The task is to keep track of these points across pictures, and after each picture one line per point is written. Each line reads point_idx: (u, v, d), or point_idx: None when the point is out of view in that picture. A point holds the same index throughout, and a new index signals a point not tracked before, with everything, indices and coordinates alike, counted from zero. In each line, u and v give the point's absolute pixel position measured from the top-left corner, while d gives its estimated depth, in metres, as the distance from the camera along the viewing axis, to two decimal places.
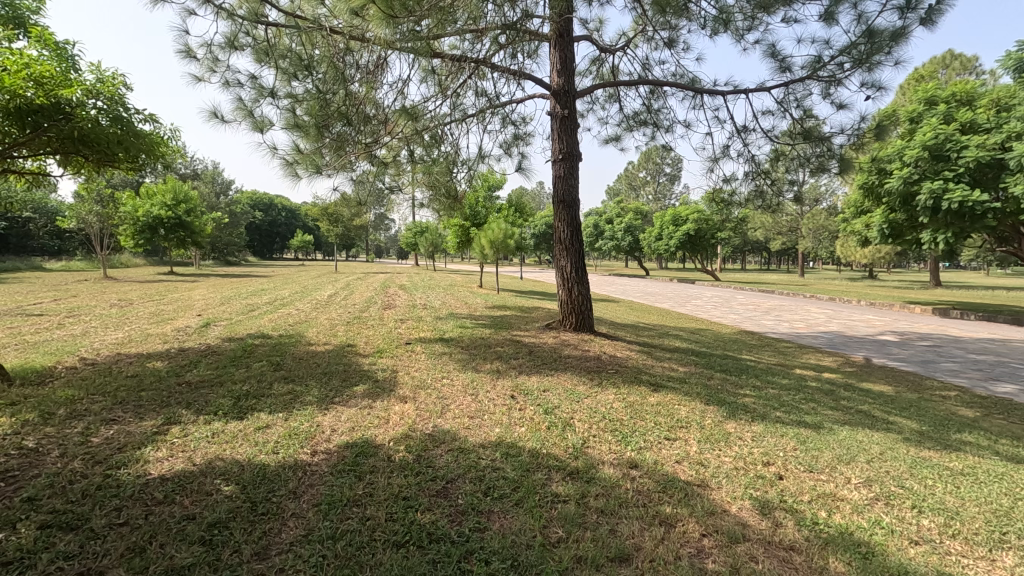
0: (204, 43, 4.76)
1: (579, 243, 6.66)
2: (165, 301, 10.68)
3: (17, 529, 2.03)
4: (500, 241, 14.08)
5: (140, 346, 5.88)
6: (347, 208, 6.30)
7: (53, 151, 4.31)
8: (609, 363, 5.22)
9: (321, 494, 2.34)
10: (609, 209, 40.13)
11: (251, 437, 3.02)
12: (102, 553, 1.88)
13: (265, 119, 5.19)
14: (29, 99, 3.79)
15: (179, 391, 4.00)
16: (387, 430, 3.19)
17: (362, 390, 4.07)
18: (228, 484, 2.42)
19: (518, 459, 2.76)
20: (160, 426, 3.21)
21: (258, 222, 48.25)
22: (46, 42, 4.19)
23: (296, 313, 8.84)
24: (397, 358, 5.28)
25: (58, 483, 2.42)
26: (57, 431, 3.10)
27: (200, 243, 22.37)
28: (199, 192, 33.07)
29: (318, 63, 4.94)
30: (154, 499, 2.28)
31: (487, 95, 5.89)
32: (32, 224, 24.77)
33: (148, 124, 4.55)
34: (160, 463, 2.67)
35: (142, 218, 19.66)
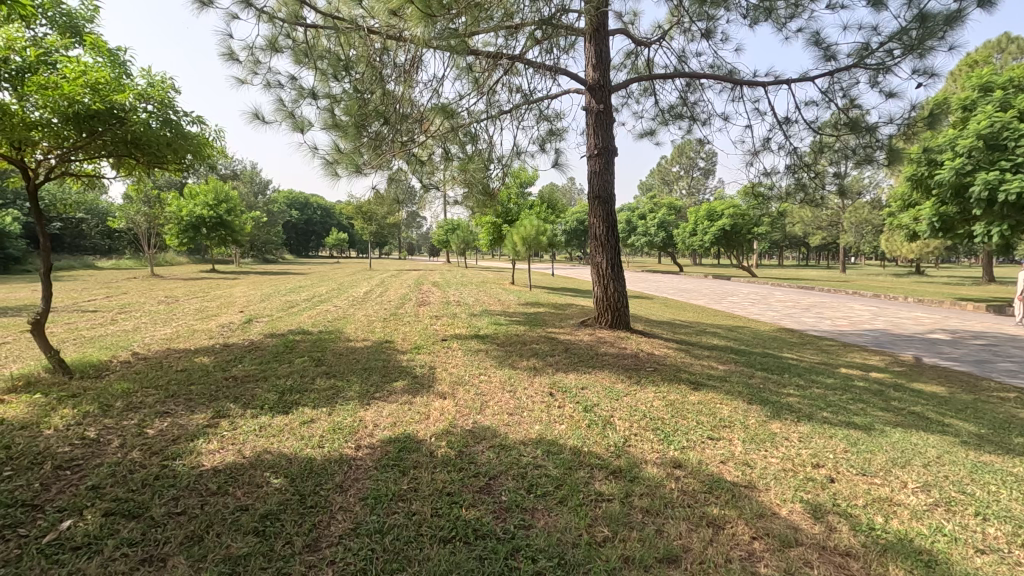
0: (247, 46, 4.88)
1: (615, 238, 6.58)
2: (209, 298, 11.03)
3: (84, 515, 2.13)
4: (533, 237, 14.07)
5: (187, 341, 6.10)
6: (384, 206, 6.39)
7: (108, 154, 4.49)
8: (647, 361, 5.15)
9: (367, 488, 2.38)
10: (642, 204, 39.60)
11: (297, 431, 3.09)
12: (163, 541, 1.96)
13: (305, 119, 5.30)
14: (86, 105, 3.94)
15: (226, 385, 4.13)
16: (428, 425, 3.23)
17: (402, 386, 4.12)
18: (278, 477, 2.48)
19: (560, 457, 2.74)
20: (210, 420, 3.32)
21: (295, 221, 49.50)
22: (101, 50, 4.37)
23: (334, 309, 9.04)
24: (434, 354, 5.34)
25: (119, 472, 2.53)
26: (116, 423, 3.24)
27: (240, 242, 23.09)
28: (239, 192, 34.17)
29: (356, 63, 5.04)
30: (209, 490, 2.36)
31: (521, 91, 5.86)
32: (85, 225, 26.01)
33: (195, 126, 4.70)
34: (212, 455, 2.76)
35: (187, 217, 20.41)
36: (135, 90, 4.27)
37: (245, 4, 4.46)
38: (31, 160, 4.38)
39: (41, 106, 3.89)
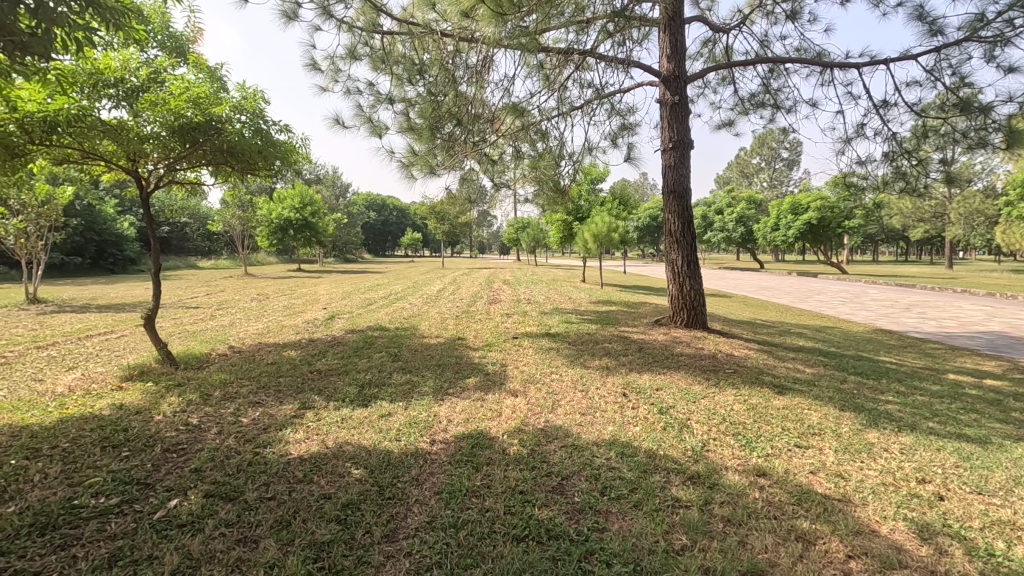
0: (328, 55, 5.14)
1: (691, 235, 6.34)
2: (296, 296, 11.74)
3: (189, 495, 2.33)
4: (605, 234, 13.86)
5: (276, 336, 6.51)
6: (455, 206, 6.51)
7: (208, 162, 4.88)
8: (726, 362, 4.92)
9: (442, 483, 2.42)
10: (718, 198, 37.96)
11: (376, 424, 3.21)
12: (255, 523, 2.09)
13: (381, 123, 5.49)
14: (189, 118, 4.31)
15: (311, 378, 4.37)
16: (500, 422, 3.25)
17: (474, 382, 4.18)
18: (358, 468, 2.59)
19: (634, 460, 2.67)
20: (297, 410, 3.52)
21: (373, 222, 51.78)
22: (202, 67, 4.75)
23: (409, 307, 9.33)
24: (506, 352, 5.38)
25: (217, 457, 2.73)
26: (215, 411, 3.51)
27: (323, 242, 24.42)
28: (322, 195, 36.31)
29: (430, 67, 5.15)
30: (296, 477, 2.50)
31: (593, 85, 5.77)
32: (189, 228, 28.53)
33: (283, 134, 5.00)
34: (299, 444, 2.92)
35: (275, 220, 21.89)
36: (231, 103, 4.61)
37: (327, 15, 4.69)
38: (143, 171, 4.83)
39: (151, 121, 4.28)
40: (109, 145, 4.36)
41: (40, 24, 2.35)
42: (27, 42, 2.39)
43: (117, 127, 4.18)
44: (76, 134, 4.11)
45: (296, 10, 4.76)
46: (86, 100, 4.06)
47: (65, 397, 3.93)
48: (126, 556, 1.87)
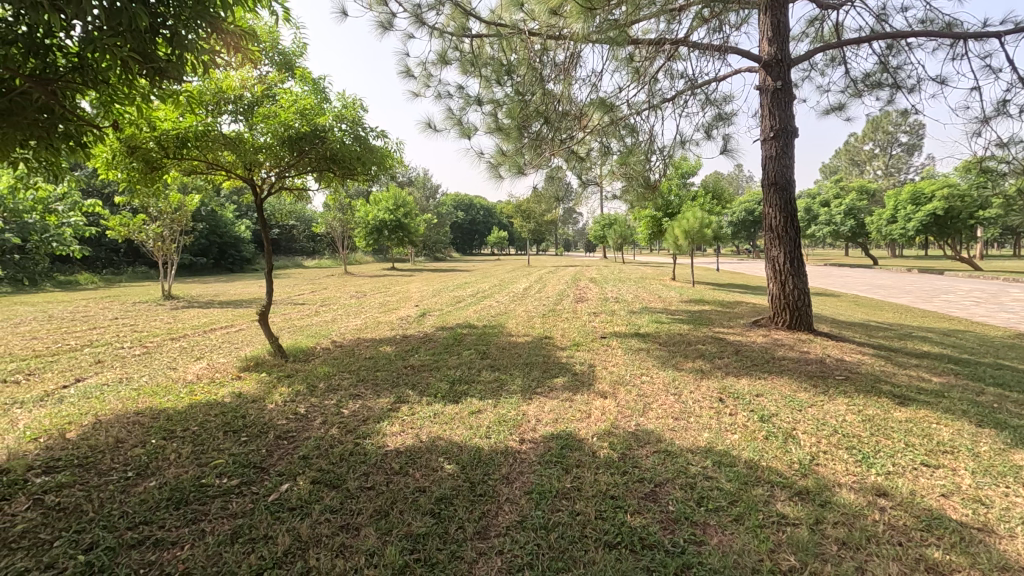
0: (421, 62, 5.33)
1: (794, 230, 5.91)
2: (390, 294, 12.31)
3: (298, 480, 2.51)
4: (697, 231, 13.26)
5: (374, 332, 6.88)
6: (542, 205, 6.50)
7: (313, 169, 5.23)
8: (836, 368, 4.52)
9: (532, 483, 2.43)
10: (825, 189, 35.06)
11: (467, 420, 3.28)
12: (357, 511, 2.20)
13: (470, 125, 5.60)
14: (297, 129, 4.65)
15: (405, 373, 4.56)
16: (589, 424, 3.20)
17: (562, 382, 4.15)
18: (450, 463, 2.65)
19: (733, 470, 2.52)
20: (392, 404, 3.68)
21: (461, 222, 53.25)
22: (308, 80, 5.09)
23: (497, 305, 9.49)
24: (593, 352, 5.30)
25: (322, 446, 2.92)
26: (320, 402, 3.76)
27: (415, 242, 25.43)
28: (414, 196, 37.92)
29: (517, 67, 5.18)
30: (393, 469, 2.61)
31: (686, 75, 5.52)
32: (296, 231, 30.90)
33: (380, 140, 5.25)
34: (395, 437, 3.05)
35: (371, 221, 23.11)
36: (333, 112, 4.90)
37: (420, 24, 4.86)
38: (258, 179, 5.28)
39: (264, 133, 4.66)
40: (229, 156, 4.80)
41: (174, 50, 2.62)
42: (164, 67, 2.69)
43: (236, 140, 4.59)
44: (202, 147, 4.56)
45: (391, 20, 4.97)
46: (210, 117, 4.50)
47: (194, 384, 4.39)
48: (245, 533, 2.04)
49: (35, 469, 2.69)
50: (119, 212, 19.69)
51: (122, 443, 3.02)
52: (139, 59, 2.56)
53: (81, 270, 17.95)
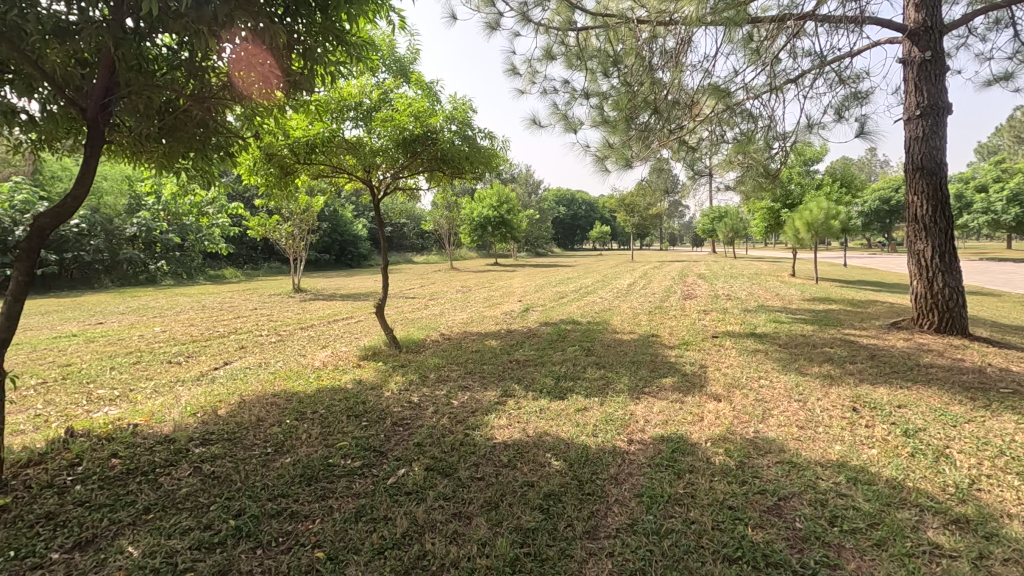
0: (526, 59, 5.37)
1: (945, 220, 5.21)
2: (493, 289, 12.59)
3: (413, 466, 2.64)
4: (823, 223, 12.13)
5: (480, 326, 7.08)
6: (649, 198, 6.29)
7: (424, 169, 5.47)
8: (1000, 379, 3.91)
9: (642, 485, 2.35)
10: (982, 172, 30.52)
11: (572, 417, 3.26)
12: (469, 500, 2.27)
13: (576, 119, 5.55)
14: (411, 131, 4.89)
15: (511, 367, 4.63)
16: (702, 428, 3.05)
17: (672, 383, 3.99)
18: (558, 460, 2.65)
19: (872, 489, 2.27)
20: (499, 397, 3.75)
21: (563, 217, 53.22)
22: (421, 83, 5.32)
23: (600, 301, 9.36)
24: (705, 351, 5.05)
25: (435, 434, 3.04)
26: (431, 392, 3.94)
27: (518, 238, 25.82)
28: (517, 192, 38.58)
29: (624, 57, 5.04)
30: (501, 462, 2.66)
31: (813, 53, 5.05)
32: (407, 229, 32.68)
33: (487, 139, 5.36)
34: (503, 430, 3.11)
35: (476, 218, 23.80)
36: (443, 114, 5.08)
37: (526, 21, 4.89)
38: (375, 180, 5.62)
39: (381, 136, 4.96)
40: (351, 159, 5.16)
41: (305, 64, 2.85)
42: (297, 79, 2.93)
43: (357, 144, 4.94)
44: (327, 153, 4.96)
45: (498, 19, 5.04)
46: (334, 124, 4.86)
47: (321, 370, 4.80)
48: (368, 513, 2.18)
49: (194, 439, 3.08)
50: (257, 213, 22.06)
51: (262, 421, 3.37)
52: (257, 77, 2.88)
53: (227, 266, 20.32)
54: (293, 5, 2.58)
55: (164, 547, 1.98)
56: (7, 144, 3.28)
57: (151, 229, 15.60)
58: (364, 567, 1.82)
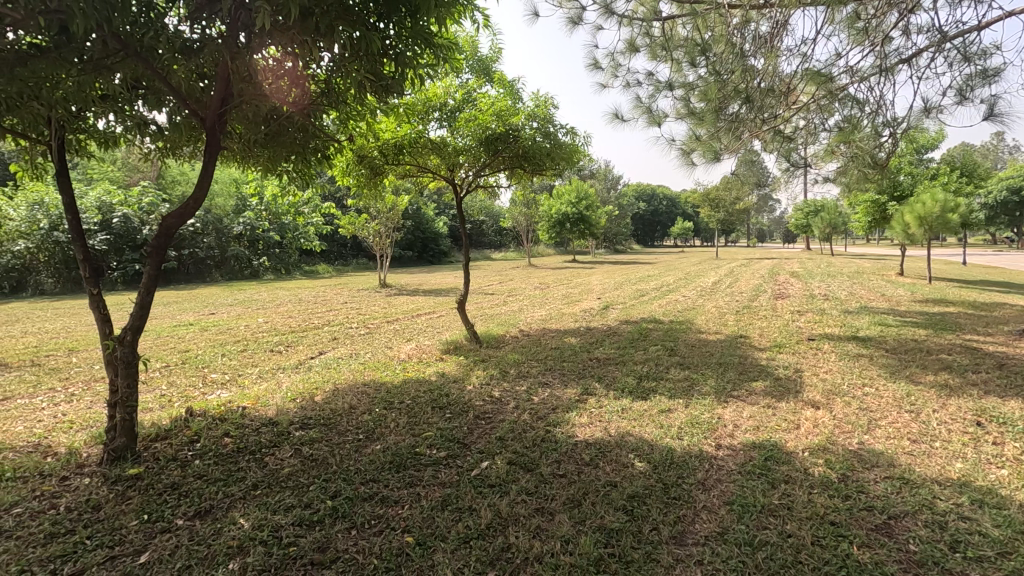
0: (609, 52, 5.27)
1: None
2: (571, 286, 12.52)
3: (495, 459, 2.68)
4: (939, 216, 10.97)
5: (559, 323, 7.06)
6: (740, 192, 5.98)
7: (506, 167, 5.53)
8: None
9: (732, 493, 2.25)
10: None
11: (656, 418, 3.18)
12: (551, 497, 2.27)
13: (661, 112, 5.39)
14: (493, 129, 4.96)
15: (591, 365, 4.59)
16: (798, 436, 2.87)
17: (763, 387, 3.78)
18: (642, 461, 2.59)
19: (1002, 514, 2.03)
20: (580, 395, 3.73)
21: (643, 213, 51.93)
22: (503, 82, 5.37)
23: (683, 299, 9.04)
24: (799, 355, 4.74)
25: (516, 430, 3.08)
26: (511, 387, 3.98)
27: (597, 235, 25.49)
28: (595, 188, 38.17)
29: (713, 45, 4.82)
30: (583, 460, 2.64)
31: (931, 29, 4.56)
32: (486, 226, 33.24)
33: (569, 135, 5.32)
34: (584, 428, 3.08)
35: (555, 214, 23.76)
36: (526, 111, 5.11)
37: (609, 13, 4.80)
38: (457, 178, 5.75)
39: (465, 136, 5.08)
40: (435, 159, 5.32)
41: (395, 68, 2.95)
42: (389, 84, 3.06)
43: (441, 144, 5.09)
44: (414, 152, 5.14)
45: (580, 14, 4.99)
46: (420, 125, 5.03)
47: (406, 362, 4.99)
48: (454, 502, 2.25)
49: (295, 423, 3.32)
50: (347, 212, 23.36)
51: (354, 409, 3.57)
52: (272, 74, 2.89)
53: (320, 262, 21.65)
54: (386, 12, 2.68)
55: (270, 522, 2.15)
56: (140, 153, 3.67)
57: (255, 227, 16.93)
58: (450, 555, 1.88)
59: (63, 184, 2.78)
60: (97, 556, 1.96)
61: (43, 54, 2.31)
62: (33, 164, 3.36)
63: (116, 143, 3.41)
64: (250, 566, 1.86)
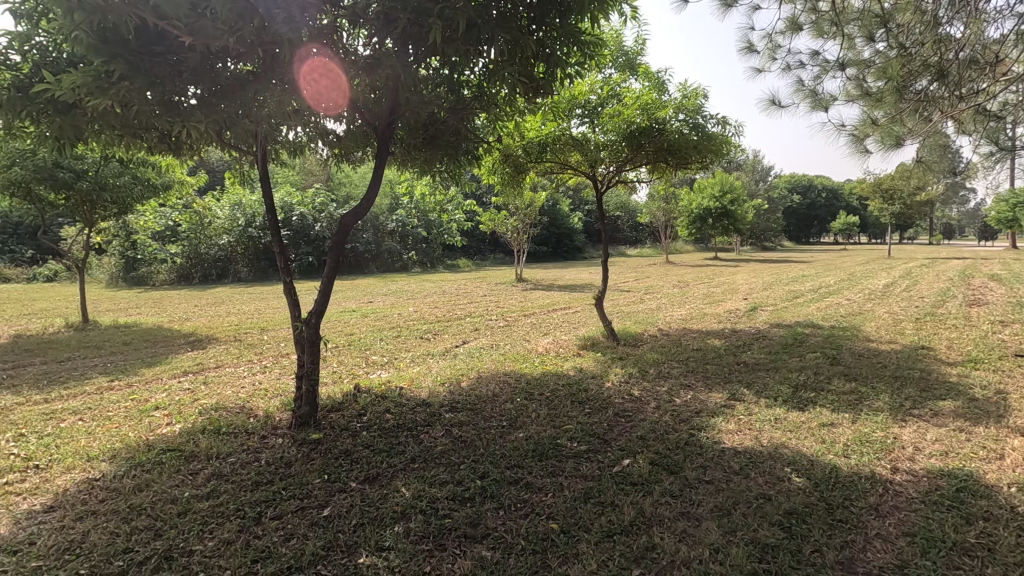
0: (767, 34, 4.89)
1: None
2: (714, 285, 11.81)
3: (637, 458, 2.65)
4: None
5: (701, 323, 6.74)
6: (925, 182, 5.20)
7: (648, 162, 5.39)
8: None
9: (913, 523, 1.99)
10: None
11: (817, 432, 2.91)
12: (698, 503, 2.20)
13: (828, 95, 4.87)
14: (638, 123, 4.87)
15: (738, 370, 4.32)
16: (1001, 468, 2.44)
17: (952, 408, 3.26)
18: (800, 477, 2.39)
19: None
20: (727, 400, 3.54)
21: (797, 207, 47.24)
22: (649, 75, 5.23)
23: (847, 302, 8.09)
24: (1001, 373, 4.01)
25: (658, 430, 3.01)
26: (652, 387, 3.90)
27: (743, 231, 23.72)
28: (742, 181, 35.58)
29: (896, 14, 4.24)
30: (732, 468, 2.51)
31: None
32: (621, 221, 32.61)
33: (719, 126, 5.04)
34: (733, 435, 2.92)
35: (695, 209, 22.55)
36: (672, 104, 4.94)
37: None
38: (598, 173, 5.73)
39: (607, 132, 5.05)
40: (576, 155, 5.36)
41: (547, 69, 3.03)
42: (540, 85, 3.14)
43: (582, 141, 5.13)
44: (557, 150, 5.24)
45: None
46: (563, 122, 5.11)
47: (545, 356, 5.11)
48: (596, 496, 2.28)
49: (445, 405, 3.58)
50: (487, 209, 24.42)
51: (497, 397, 3.76)
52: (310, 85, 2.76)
53: (461, 256, 22.89)
54: (540, 15, 2.75)
55: (428, 494, 2.35)
56: (321, 159, 4.20)
57: (405, 224, 18.40)
58: (594, 546, 1.91)
59: (265, 188, 3.28)
60: (292, 505, 2.31)
61: (257, 78, 2.74)
62: (242, 172, 4.00)
63: (303, 151, 3.93)
64: (412, 531, 2.06)
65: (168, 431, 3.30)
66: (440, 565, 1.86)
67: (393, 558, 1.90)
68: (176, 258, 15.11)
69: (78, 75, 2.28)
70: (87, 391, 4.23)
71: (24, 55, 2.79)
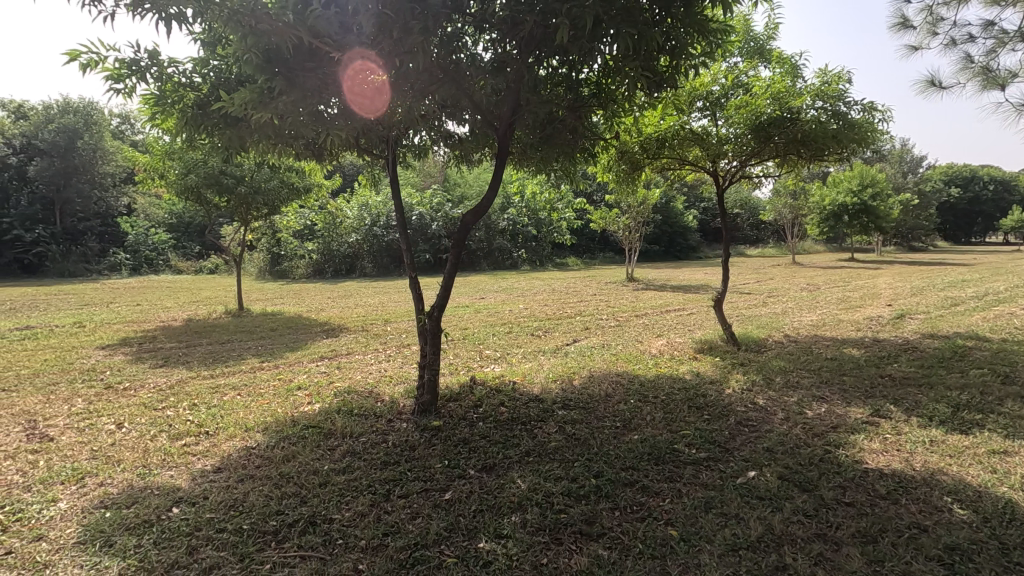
0: (926, 7, 4.32)
1: None
2: (850, 288, 10.70)
3: (764, 471, 2.48)
4: None
5: (836, 330, 6.14)
6: None
7: (778, 155, 5.00)
8: None
9: None
10: None
11: (985, 460, 2.54)
12: (836, 525, 2.01)
13: (1005, 71, 4.20)
14: (768, 113, 4.55)
15: (882, 383, 3.88)
16: None
17: None
18: (964, 508, 2.10)
19: None
20: (869, 416, 3.19)
21: (955, 202, 41.28)
22: (781, 60, 4.85)
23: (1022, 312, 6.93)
24: None
25: (787, 443, 2.80)
26: (779, 396, 3.62)
27: (886, 229, 21.20)
28: (886, 173, 31.81)
29: None
30: (877, 492, 2.26)
31: None
32: (740, 219, 30.64)
33: (863, 114, 4.55)
34: (876, 455, 2.64)
35: (829, 206, 20.54)
36: (809, 91, 4.55)
37: None
38: (719, 168, 5.43)
39: (733, 124, 4.77)
40: (697, 150, 5.12)
41: (672, 62, 2.93)
42: (664, 78, 3.04)
43: (704, 135, 4.90)
44: (676, 145, 5.05)
45: None
46: (683, 116, 4.91)
47: (658, 358, 4.96)
48: (718, 506, 2.17)
49: (557, 402, 3.61)
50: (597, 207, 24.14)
51: (610, 397, 3.71)
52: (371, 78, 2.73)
53: (570, 254, 22.90)
54: (666, 6, 2.65)
55: (543, 488, 2.39)
56: (443, 161, 4.42)
57: (516, 223, 18.77)
58: (717, 559, 1.83)
59: (394, 189, 3.51)
60: (416, 486, 2.47)
61: None
62: (372, 174, 4.33)
63: (427, 153, 4.16)
64: (529, 522, 2.11)
65: (309, 410, 3.66)
66: (556, 559, 1.89)
67: (511, 546, 1.95)
68: (313, 254, 16.72)
69: (246, 92, 2.60)
70: (243, 370, 4.83)
71: (203, 77, 3.22)
